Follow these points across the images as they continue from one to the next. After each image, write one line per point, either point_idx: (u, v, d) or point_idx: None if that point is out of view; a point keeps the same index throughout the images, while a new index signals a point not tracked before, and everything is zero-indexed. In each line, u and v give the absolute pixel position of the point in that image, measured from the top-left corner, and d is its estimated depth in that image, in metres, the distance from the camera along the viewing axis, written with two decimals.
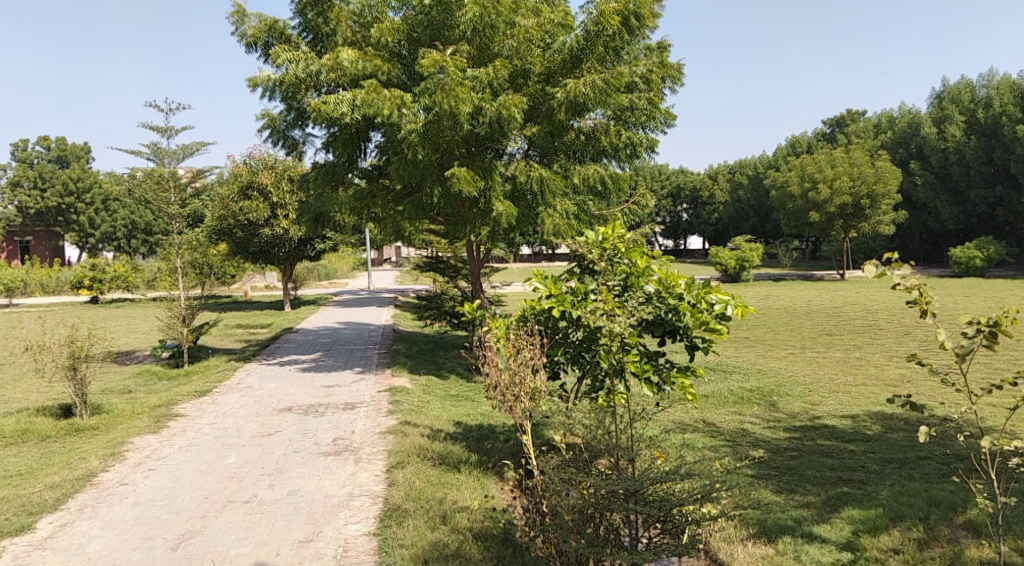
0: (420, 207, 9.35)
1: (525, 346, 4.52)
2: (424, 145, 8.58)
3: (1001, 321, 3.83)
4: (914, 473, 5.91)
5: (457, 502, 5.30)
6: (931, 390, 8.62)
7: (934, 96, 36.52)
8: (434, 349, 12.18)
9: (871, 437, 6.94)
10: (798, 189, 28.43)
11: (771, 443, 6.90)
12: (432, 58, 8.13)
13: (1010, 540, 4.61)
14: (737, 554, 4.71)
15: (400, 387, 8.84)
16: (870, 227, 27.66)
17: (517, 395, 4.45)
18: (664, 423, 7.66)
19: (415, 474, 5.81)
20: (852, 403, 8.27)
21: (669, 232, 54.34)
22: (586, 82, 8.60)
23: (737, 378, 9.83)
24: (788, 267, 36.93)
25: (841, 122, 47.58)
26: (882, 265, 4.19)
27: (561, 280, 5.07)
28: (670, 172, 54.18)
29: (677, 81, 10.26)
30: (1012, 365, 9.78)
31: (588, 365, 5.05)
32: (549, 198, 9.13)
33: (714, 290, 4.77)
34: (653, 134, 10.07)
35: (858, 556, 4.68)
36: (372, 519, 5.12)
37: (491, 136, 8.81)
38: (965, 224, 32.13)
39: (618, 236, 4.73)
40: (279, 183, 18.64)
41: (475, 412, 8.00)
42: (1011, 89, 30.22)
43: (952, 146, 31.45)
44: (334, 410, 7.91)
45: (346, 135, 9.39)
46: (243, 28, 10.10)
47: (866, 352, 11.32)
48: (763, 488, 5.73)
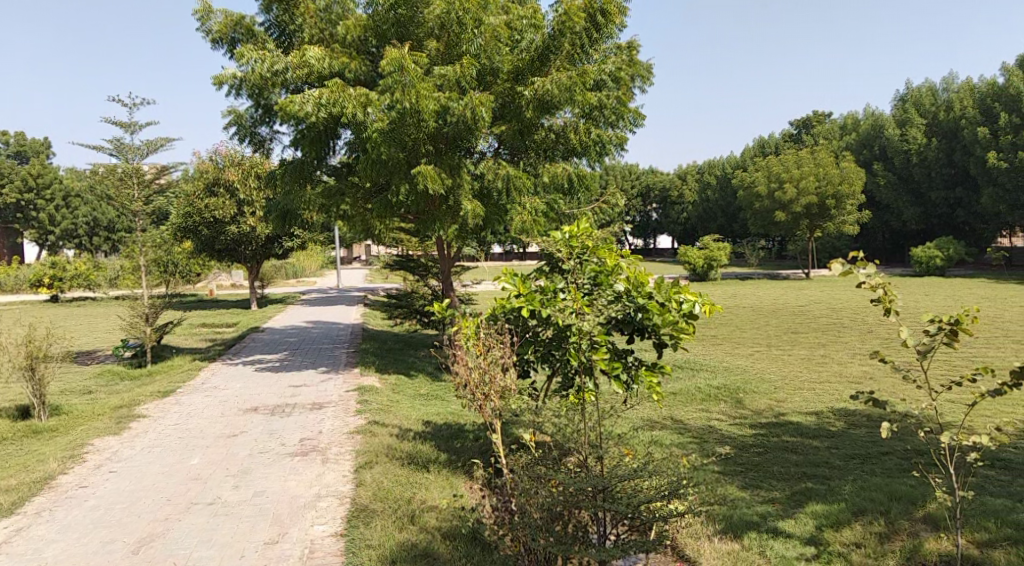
0: (388, 205, 9.29)
1: (496, 344, 4.54)
2: (390, 144, 8.48)
3: (961, 319, 3.92)
4: (877, 468, 6.03)
5: (426, 501, 5.27)
6: (893, 387, 8.80)
7: (897, 98, 37.31)
8: (405, 348, 12.11)
9: (835, 433, 7.05)
10: (765, 189, 28.80)
11: (738, 440, 6.98)
12: (391, 56, 8.07)
13: (968, 533, 4.73)
14: (703, 550, 4.77)
15: (369, 387, 8.78)
16: (835, 227, 28.15)
17: (488, 393, 4.47)
18: (633, 420, 7.70)
19: (383, 474, 5.76)
20: (816, 400, 8.40)
21: (638, 232, 54.78)
22: (553, 79, 8.58)
23: (705, 375, 9.94)
24: (755, 266, 37.42)
25: (808, 124, 48.36)
26: (848, 264, 4.25)
27: (530, 278, 5.06)
28: (639, 172, 54.60)
29: (647, 80, 10.33)
30: (970, 362, 10.03)
31: (558, 363, 4.98)
32: (516, 195, 9.10)
33: (683, 289, 4.77)
34: (623, 132, 10.15)
35: (822, 550, 4.75)
36: (339, 520, 5.07)
37: (459, 134, 8.76)
38: (926, 224, 32.86)
39: (586, 234, 4.85)
40: (246, 179, 18.38)
41: (444, 411, 7.97)
42: (971, 93, 31.01)
43: (915, 147, 32.17)
44: (300, 410, 7.82)
45: (313, 133, 9.30)
46: (209, 23, 9.93)
47: (831, 350, 11.53)
48: (729, 484, 5.78)
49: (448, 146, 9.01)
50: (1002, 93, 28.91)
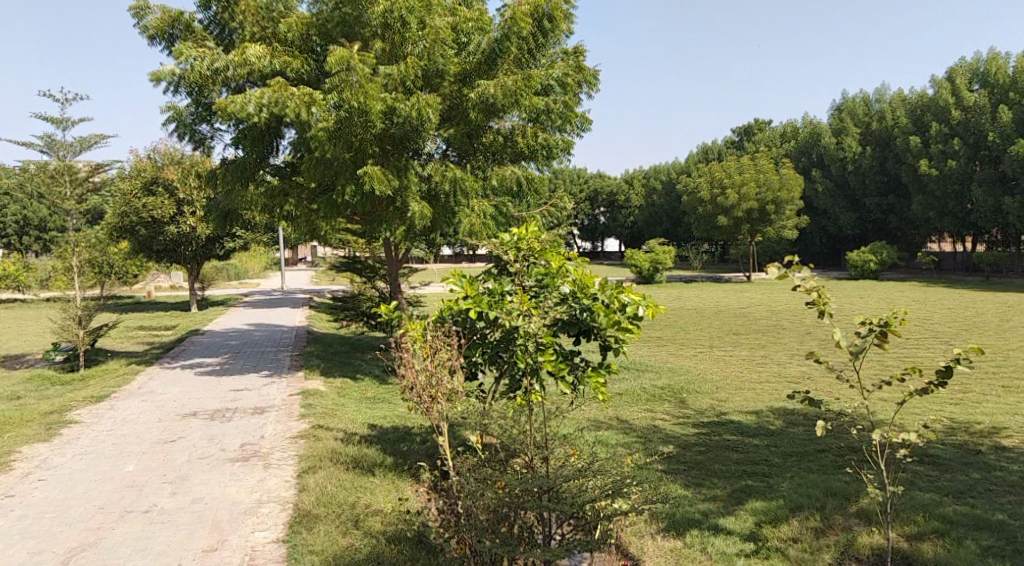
0: (335, 206, 9.16)
1: (443, 346, 4.53)
2: (336, 143, 8.36)
3: (891, 321, 4.08)
4: (813, 465, 6.21)
5: (371, 505, 5.22)
6: (829, 387, 9.08)
7: (833, 107, 38.63)
8: (351, 351, 11.96)
9: (774, 432, 7.24)
10: (708, 194, 29.43)
11: (681, 439, 7.10)
12: (338, 55, 7.88)
13: (898, 526, 4.92)
14: (647, 548, 4.86)
15: (313, 390, 8.64)
16: (775, 231, 28.94)
17: (435, 395, 4.48)
18: (579, 421, 7.76)
19: (327, 479, 5.67)
20: (756, 399, 8.61)
21: (586, 235, 55.35)
22: (498, 83, 8.59)
23: (650, 376, 10.09)
24: (699, 269, 38.16)
25: (749, 131, 49.60)
26: (784, 267, 4.38)
27: (478, 280, 5.04)
28: (587, 176, 55.21)
29: (594, 86, 10.45)
30: (901, 362, 10.43)
31: (506, 365, 4.97)
32: (463, 198, 9.08)
33: (626, 290, 4.82)
34: (569, 136, 10.24)
35: (761, 546, 4.87)
36: (281, 525, 4.97)
37: (406, 135, 8.69)
38: (861, 230, 34.08)
39: (533, 236, 4.87)
40: (186, 178, 17.92)
41: (391, 414, 7.90)
42: (903, 104, 32.35)
43: (851, 155, 33.39)
44: (241, 415, 7.64)
45: (256, 132, 9.12)
46: (145, 18, 9.64)
47: (771, 351, 11.84)
48: (672, 483, 5.88)
49: (396, 147, 8.98)
50: (931, 104, 30.21)
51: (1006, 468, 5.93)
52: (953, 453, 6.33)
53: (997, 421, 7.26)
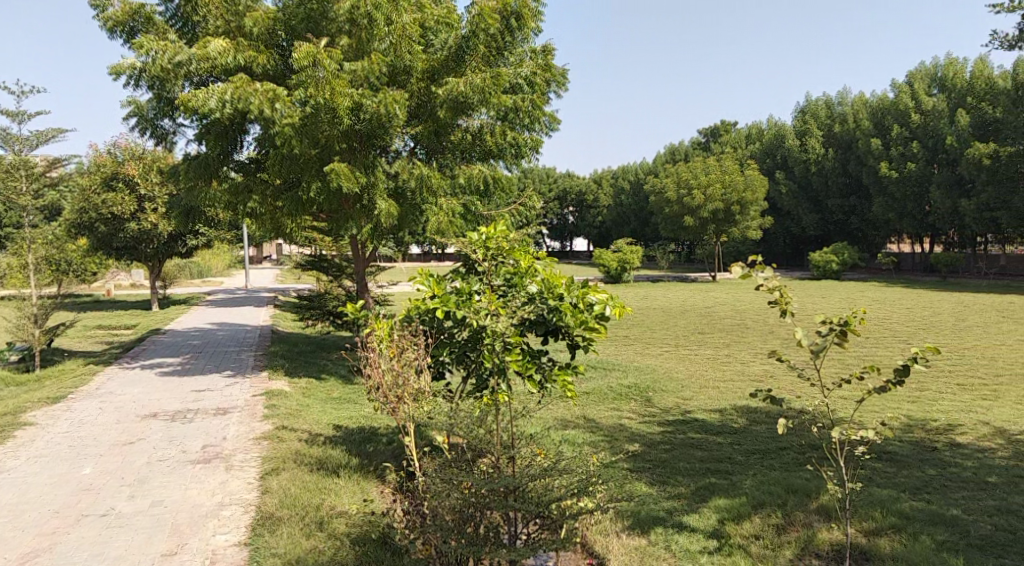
0: (300, 203, 9.04)
1: (409, 346, 4.51)
2: (301, 140, 8.25)
3: (850, 321, 4.15)
4: (775, 463, 6.31)
5: (335, 507, 5.17)
6: (791, 385, 9.25)
7: (797, 110, 39.33)
8: (317, 350, 11.84)
9: (737, 430, 7.33)
10: (674, 194, 29.73)
11: (646, 437, 7.15)
12: (305, 50, 7.98)
13: (856, 522, 5.02)
14: (612, 546, 4.87)
15: (278, 391, 8.53)
16: (740, 232, 29.34)
17: (401, 395, 4.46)
18: (546, 420, 7.78)
19: (291, 481, 5.60)
20: (720, 397, 8.73)
21: (555, 235, 55.54)
22: (466, 80, 8.57)
23: (617, 375, 10.16)
24: (666, 269, 38.51)
25: (716, 133, 50.22)
26: (747, 267, 4.44)
27: (445, 279, 5.02)
28: (556, 176, 55.41)
29: (562, 85, 10.52)
30: (860, 360, 10.65)
31: (473, 364, 4.95)
32: (431, 196, 9.03)
33: (593, 289, 4.83)
34: (538, 135, 10.30)
35: (724, 543, 4.93)
36: (243, 528, 4.89)
37: (373, 132, 8.60)
38: (823, 231, 34.73)
39: (502, 235, 4.87)
40: (148, 175, 17.58)
41: (357, 414, 7.83)
42: (864, 107, 33.06)
43: (814, 157, 34.03)
44: (203, 416, 7.51)
45: (219, 128, 8.98)
46: (105, 10, 9.41)
47: (735, 349, 12.00)
48: (637, 481, 5.93)
49: (363, 144, 8.86)
50: (892, 108, 30.92)
51: (961, 465, 6.08)
52: (911, 450, 6.48)
53: (952, 418, 7.44)
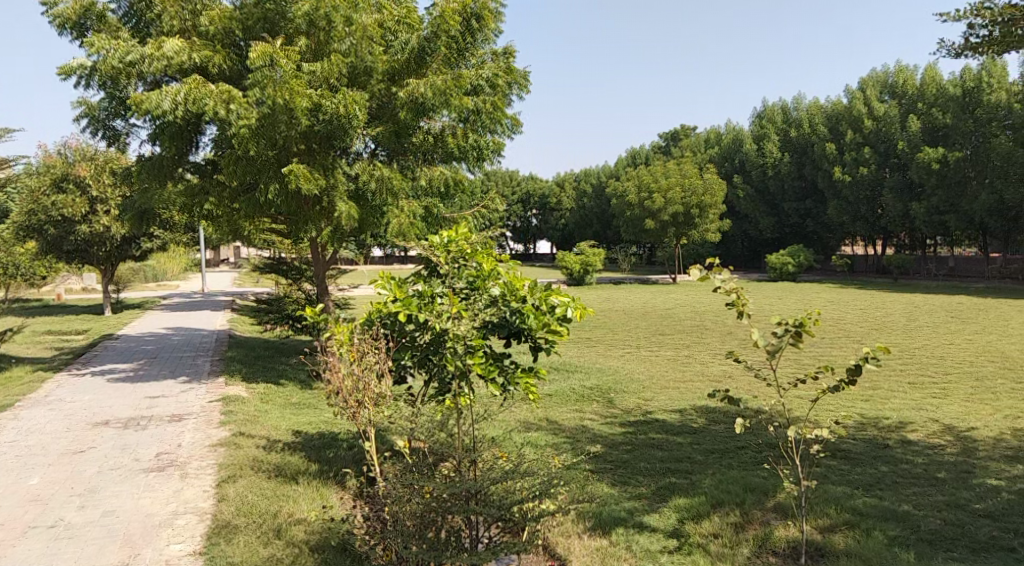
0: (258, 206, 8.89)
1: (370, 350, 4.47)
2: (258, 141, 8.12)
3: (805, 322, 4.24)
4: (734, 462, 6.40)
5: (294, 514, 5.08)
6: (749, 385, 9.40)
7: (754, 115, 40.06)
8: (276, 355, 11.66)
9: (697, 429, 7.43)
10: (635, 197, 30.02)
11: (608, 438, 7.19)
12: (260, 50, 7.85)
13: (812, 520, 5.12)
14: (574, 548, 4.89)
15: (235, 396, 8.37)
16: (699, 235, 29.74)
17: (361, 400, 4.42)
18: (509, 422, 7.78)
19: (248, 488, 5.50)
20: (680, 398, 8.83)
21: (518, 237, 55.63)
22: (427, 82, 8.56)
23: (579, 377, 10.21)
24: (627, 271, 38.84)
25: (676, 137, 50.89)
26: (706, 269, 4.48)
27: (407, 282, 4.99)
28: (519, 178, 55.53)
29: (524, 88, 10.53)
30: (816, 360, 10.88)
31: (436, 368, 4.92)
32: (392, 198, 8.95)
33: (555, 292, 4.85)
34: (500, 138, 10.26)
35: (684, 542, 4.98)
36: (198, 537, 4.79)
37: (333, 134, 8.51)
38: (780, 233, 35.41)
39: (464, 238, 4.86)
40: (100, 176, 17.13)
41: (317, 419, 7.73)
42: (819, 112, 33.81)
43: (770, 161, 34.69)
44: (158, 423, 7.34)
45: (174, 129, 8.81)
46: (54, 7, 9.15)
47: (694, 351, 12.15)
48: (599, 482, 5.96)
49: (322, 145, 8.79)
50: (846, 113, 31.69)
51: (911, 461, 6.26)
52: (864, 448, 6.63)
53: (904, 416, 7.64)
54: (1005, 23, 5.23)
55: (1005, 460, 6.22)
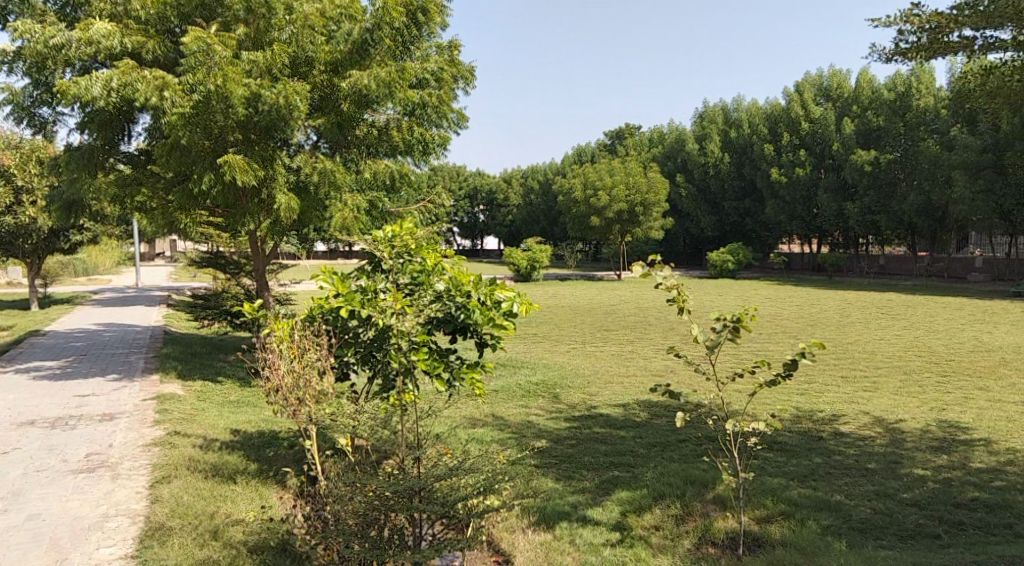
0: (194, 197, 8.63)
1: (311, 346, 4.38)
2: (193, 131, 7.85)
3: (742, 317, 4.33)
4: (675, 455, 6.52)
5: (231, 515, 4.95)
6: (690, 379, 9.59)
7: (697, 115, 40.85)
8: (214, 352, 11.34)
9: (639, 423, 7.53)
10: (581, 195, 30.26)
11: (552, 433, 7.24)
12: (194, 35, 7.68)
13: (749, 510, 5.25)
14: (517, 543, 4.91)
15: (170, 395, 8.12)
16: (643, 232, 30.17)
17: (302, 398, 4.31)
18: (454, 419, 7.74)
19: (183, 488, 5.34)
20: (623, 393, 8.95)
21: (466, 233, 55.51)
22: (372, 73, 8.41)
23: (525, 372, 10.24)
24: (573, 268, 39.14)
25: (620, 135, 51.52)
26: (647, 266, 4.55)
27: (350, 278, 4.92)
28: (466, 174, 55.41)
29: (470, 83, 10.54)
30: (753, 355, 11.18)
31: (379, 364, 4.86)
32: (335, 191, 8.79)
33: (500, 287, 4.84)
34: (446, 132, 10.22)
35: (626, 535, 5.04)
36: (130, 540, 4.62)
37: (273, 125, 8.31)
38: (721, 231, 36.24)
39: (408, 233, 4.82)
40: (26, 165, 16.37)
41: (256, 417, 7.55)
42: (759, 113, 34.66)
43: (712, 161, 35.44)
44: (87, 422, 7.05)
45: (104, 117, 8.49)
46: None
47: (637, 346, 12.33)
48: (543, 477, 5.99)
49: (261, 136, 8.47)
50: (784, 115, 32.59)
51: (843, 452, 6.48)
52: (799, 440, 6.83)
53: (837, 409, 7.90)
54: (932, 30, 5.45)
55: (931, 450, 6.49)
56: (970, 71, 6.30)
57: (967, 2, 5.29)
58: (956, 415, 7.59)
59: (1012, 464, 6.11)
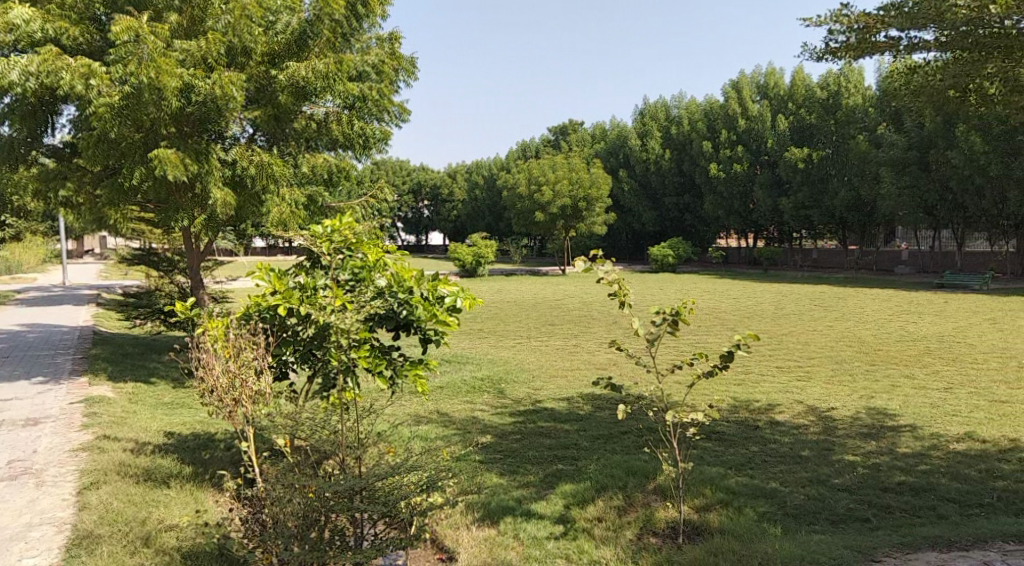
0: (123, 192, 8.30)
1: (246, 345, 4.25)
2: (121, 123, 7.54)
3: (681, 311, 4.39)
4: (617, 447, 6.60)
5: (164, 520, 4.80)
6: (632, 372, 9.73)
7: (638, 112, 41.45)
8: (146, 352, 10.96)
9: (583, 416, 7.60)
10: (525, 190, 30.34)
11: (497, 428, 7.24)
12: (125, 24, 7.39)
13: (689, 500, 5.35)
14: (462, 540, 4.88)
15: (99, 397, 7.80)
16: (586, 227, 30.45)
17: (238, 398, 4.19)
18: (397, 416, 7.67)
19: (113, 494, 5.14)
20: (567, 386, 9.02)
21: (410, 228, 55.10)
22: (309, 65, 8.23)
23: (470, 368, 10.22)
24: (518, 262, 39.25)
25: (564, 131, 51.89)
26: (589, 261, 4.57)
27: (288, 274, 4.81)
28: (410, 169, 54.98)
29: (411, 76, 10.46)
30: (692, 347, 11.41)
31: (319, 362, 4.76)
32: (272, 185, 8.55)
33: (443, 282, 4.78)
34: (387, 126, 10.10)
35: (569, 528, 5.07)
36: (55, 550, 4.43)
37: (207, 117, 8.06)
38: (661, 226, 36.87)
39: (348, 228, 4.74)
40: None
41: (191, 419, 7.33)
42: (698, 110, 35.37)
43: (653, 157, 36.01)
44: (9, 428, 6.73)
45: (26, 107, 8.10)
46: None
47: (581, 340, 12.45)
48: (488, 472, 5.99)
49: (195, 128, 8.22)
50: (722, 112, 33.33)
51: (779, 441, 6.66)
52: (736, 429, 7.00)
53: (772, 398, 8.14)
54: (860, 30, 5.63)
55: (861, 437, 6.74)
56: (895, 71, 6.54)
57: (892, 4, 5.47)
58: (884, 402, 7.90)
59: (935, 448, 6.38)
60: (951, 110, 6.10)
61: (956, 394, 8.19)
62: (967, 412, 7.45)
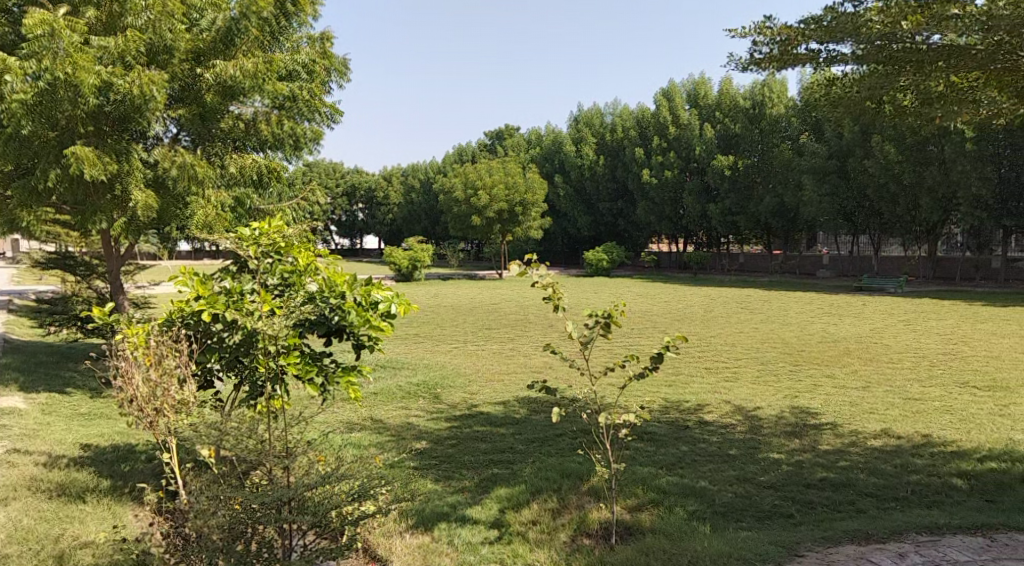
0: (36, 192, 7.89)
1: (168, 352, 4.08)
2: (35, 120, 7.19)
3: (613, 313, 4.45)
4: (552, 449, 6.64)
5: (79, 537, 4.57)
6: (566, 375, 9.81)
7: (572, 118, 41.97)
8: (62, 361, 10.44)
9: (519, 420, 7.62)
10: (462, 194, 30.30)
11: (432, 434, 7.19)
12: (39, 17, 7.04)
13: (621, 501, 5.43)
14: (394, 548, 4.78)
15: (10, 409, 7.39)
16: (522, 231, 30.59)
17: (159, 408, 4.02)
18: (330, 424, 7.52)
19: (22, 511, 4.87)
20: (503, 390, 9.03)
21: (344, 232, 54.22)
22: (237, 63, 8.00)
23: (405, 373, 10.12)
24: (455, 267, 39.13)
25: (501, 136, 52.10)
26: (523, 265, 4.57)
27: (212, 279, 4.66)
28: (344, 172, 54.16)
29: (343, 77, 10.33)
30: (625, 349, 11.59)
31: (246, 370, 4.62)
32: (197, 186, 8.27)
33: (376, 287, 4.69)
34: (320, 127, 9.97)
35: (504, 532, 5.07)
36: None
37: (127, 116, 7.71)
38: (596, 231, 37.37)
39: (276, 231, 4.63)
40: None
41: (110, 430, 7.01)
42: (631, 117, 36.05)
43: (587, 162, 36.49)
44: None
45: None
46: None
47: (517, 344, 12.49)
48: (423, 479, 5.93)
49: (115, 127, 7.87)
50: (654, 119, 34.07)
51: (708, 440, 6.82)
52: (667, 430, 7.14)
53: (701, 399, 8.34)
54: (782, 42, 5.84)
55: (785, 435, 6.97)
56: (815, 82, 6.82)
57: (813, 17, 5.67)
58: (807, 401, 8.19)
59: (854, 445, 6.65)
60: (867, 120, 6.40)
61: (873, 392, 8.56)
62: (884, 410, 7.80)
